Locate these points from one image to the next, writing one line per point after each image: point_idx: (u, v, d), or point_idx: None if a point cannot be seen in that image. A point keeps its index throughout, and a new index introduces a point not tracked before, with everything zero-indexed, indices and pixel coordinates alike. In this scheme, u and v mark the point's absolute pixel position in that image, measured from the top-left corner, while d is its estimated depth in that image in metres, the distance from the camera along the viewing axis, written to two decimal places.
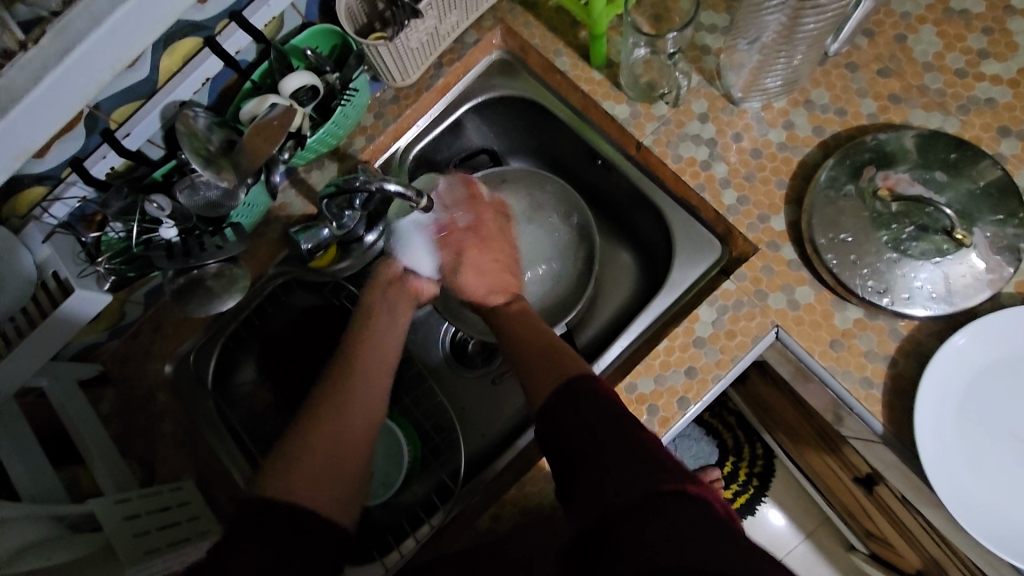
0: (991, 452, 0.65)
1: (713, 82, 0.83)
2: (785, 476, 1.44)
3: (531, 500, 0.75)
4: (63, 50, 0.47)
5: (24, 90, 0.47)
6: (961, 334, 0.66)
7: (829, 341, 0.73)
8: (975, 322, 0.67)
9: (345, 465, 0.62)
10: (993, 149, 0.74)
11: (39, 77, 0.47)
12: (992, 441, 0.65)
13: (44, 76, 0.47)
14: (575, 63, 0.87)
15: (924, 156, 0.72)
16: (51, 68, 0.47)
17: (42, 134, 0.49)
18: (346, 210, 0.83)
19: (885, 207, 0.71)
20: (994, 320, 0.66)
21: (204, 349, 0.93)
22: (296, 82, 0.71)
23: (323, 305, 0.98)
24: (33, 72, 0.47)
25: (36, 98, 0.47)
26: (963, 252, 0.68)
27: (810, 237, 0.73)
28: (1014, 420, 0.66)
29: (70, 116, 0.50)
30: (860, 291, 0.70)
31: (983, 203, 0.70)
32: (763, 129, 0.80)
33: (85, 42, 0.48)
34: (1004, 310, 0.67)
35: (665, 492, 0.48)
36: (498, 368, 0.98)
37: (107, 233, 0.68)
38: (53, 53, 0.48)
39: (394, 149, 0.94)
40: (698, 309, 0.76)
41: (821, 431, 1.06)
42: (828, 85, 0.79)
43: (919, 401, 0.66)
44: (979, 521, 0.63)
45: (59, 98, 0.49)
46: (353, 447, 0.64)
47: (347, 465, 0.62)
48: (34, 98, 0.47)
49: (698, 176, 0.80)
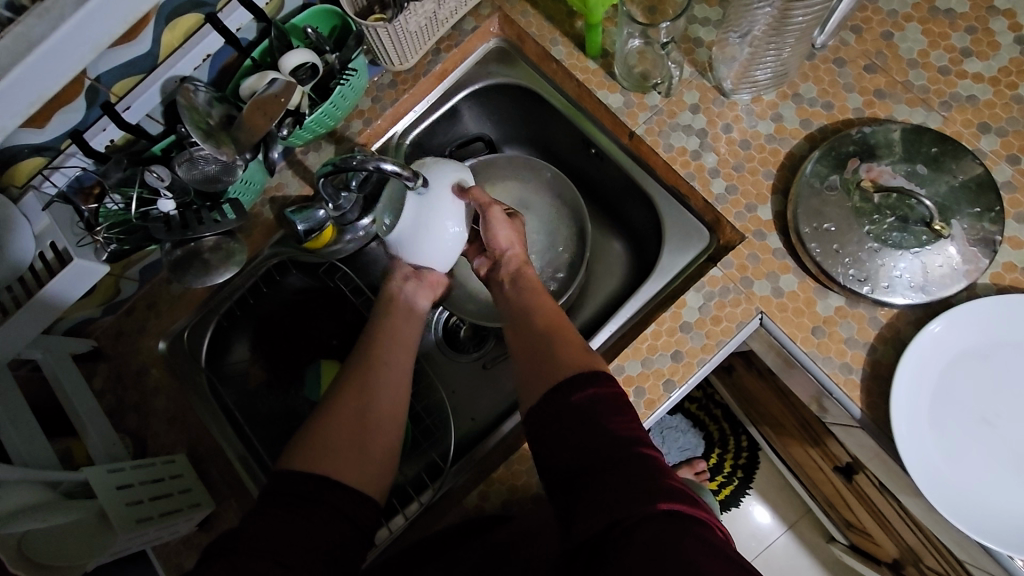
0: (965, 437, 0.67)
1: (705, 74, 0.84)
2: (769, 468, 1.46)
3: (520, 478, 0.77)
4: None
5: (43, 36, 0.48)
6: (937, 321, 0.69)
7: (811, 328, 0.75)
8: (952, 309, 0.69)
9: (342, 442, 0.64)
10: (974, 144, 0.76)
11: (58, 24, 0.48)
12: (966, 427, 0.67)
13: (61, 23, 0.48)
14: (570, 52, 0.89)
15: (907, 150, 0.74)
16: (68, 16, 0.48)
17: (56, 82, 0.50)
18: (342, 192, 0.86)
19: (868, 199, 0.73)
20: (969, 309, 0.69)
21: (199, 326, 0.94)
22: (296, 59, 0.72)
23: (317, 287, 0.99)
24: (52, 21, 0.48)
25: (54, 45, 0.48)
26: (941, 244, 0.70)
27: (795, 226, 0.75)
28: (987, 406, 0.68)
29: (81, 66, 0.51)
30: (842, 280, 0.72)
31: (962, 196, 0.72)
32: (753, 121, 0.82)
33: None
34: (979, 300, 0.69)
35: (667, 506, 0.49)
36: (489, 353, 1.00)
37: (106, 205, 0.69)
38: (70, 2, 0.49)
39: (390, 134, 0.95)
40: (685, 295, 0.78)
41: (804, 423, 1.08)
42: (816, 80, 0.81)
43: (895, 387, 0.68)
44: (950, 503, 0.65)
45: (74, 47, 0.50)
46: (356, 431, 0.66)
47: (374, 454, 0.65)
48: (50, 46, 0.48)
49: (689, 165, 0.82)
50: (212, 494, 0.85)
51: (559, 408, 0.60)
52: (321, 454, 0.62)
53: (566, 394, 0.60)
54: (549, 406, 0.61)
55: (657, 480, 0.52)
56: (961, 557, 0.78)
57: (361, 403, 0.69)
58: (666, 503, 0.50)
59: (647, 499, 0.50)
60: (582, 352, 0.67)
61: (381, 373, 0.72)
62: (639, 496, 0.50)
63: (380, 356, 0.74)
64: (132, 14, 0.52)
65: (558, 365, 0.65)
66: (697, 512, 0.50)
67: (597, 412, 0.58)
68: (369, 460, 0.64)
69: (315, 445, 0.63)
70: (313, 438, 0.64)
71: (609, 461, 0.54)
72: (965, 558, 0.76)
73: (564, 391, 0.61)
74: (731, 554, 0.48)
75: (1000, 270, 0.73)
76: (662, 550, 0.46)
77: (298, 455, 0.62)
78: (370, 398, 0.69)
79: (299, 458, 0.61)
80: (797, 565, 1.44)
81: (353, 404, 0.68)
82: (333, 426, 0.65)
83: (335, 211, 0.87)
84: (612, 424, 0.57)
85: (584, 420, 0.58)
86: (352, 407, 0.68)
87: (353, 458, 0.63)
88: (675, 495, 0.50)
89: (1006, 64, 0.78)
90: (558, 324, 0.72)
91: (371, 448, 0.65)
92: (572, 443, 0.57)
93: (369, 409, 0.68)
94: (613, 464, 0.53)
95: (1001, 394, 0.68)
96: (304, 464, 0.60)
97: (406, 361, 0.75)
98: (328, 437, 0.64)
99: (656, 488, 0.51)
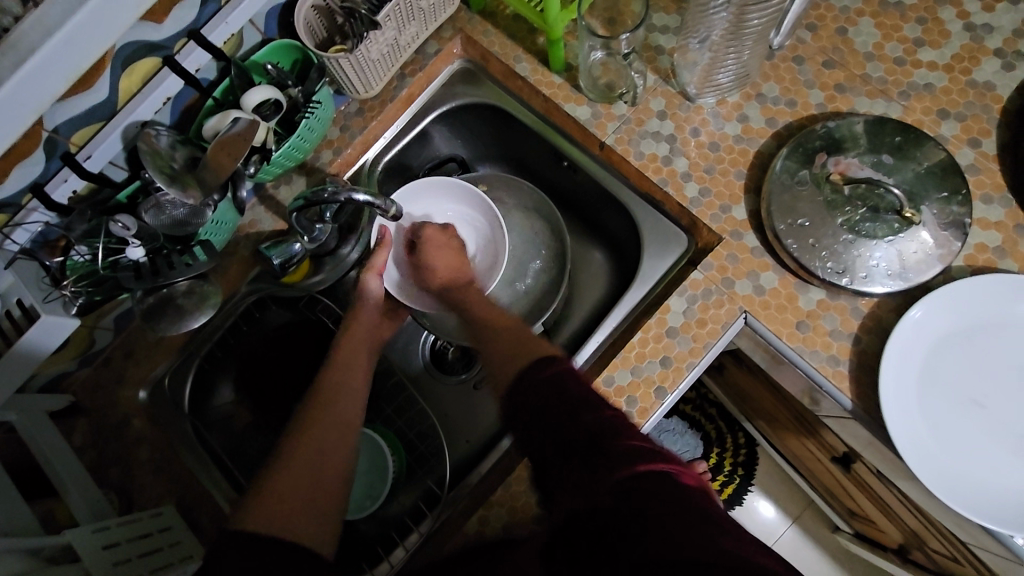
0: (955, 420, 0.67)
1: (669, 80, 0.85)
2: (769, 463, 1.46)
3: (519, 499, 0.76)
4: (19, 60, 0.48)
5: None
6: (917, 307, 0.69)
7: (796, 324, 0.75)
8: (929, 294, 0.70)
9: (301, 481, 0.59)
10: (935, 131, 0.78)
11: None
12: (956, 410, 0.68)
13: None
14: (535, 67, 0.90)
15: (872, 141, 0.76)
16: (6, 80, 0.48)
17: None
18: (317, 223, 0.84)
19: (838, 191, 0.73)
20: (946, 292, 0.69)
21: (179, 371, 0.90)
22: (259, 95, 0.71)
23: (297, 321, 0.97)
24: None
25: None
26: (915, 230, 0.71)
27: (770, 225, 0.75)
28: (974, 386, 0.69)
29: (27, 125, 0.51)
30: (821, 273, 0.72)
31: (930, 182, 0.73)
32: (720, 124, 0.83)
33: (41, 52, 0.49)
34: (955, 282, 0.70)
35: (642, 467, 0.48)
36: (478, 373, 0.98)
37: (72, 257, 0.67)
38: (8, 66, 0.48)
39: (362, 162, 0.95)
40: (669, 300, 0.78)
41: (800, 416, 1.08)
42: (778, 79, 0.82)
43: (882, 374, 0.68)
44: (950, 488, 0.65)
45: (15, 107, 0.49)
46: (317, 462, 0.62)
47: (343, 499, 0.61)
48: None
49: (661, 171, 0.83)
50: (201, 540, 0.82)
51: (526, 391, 0.58)
52: (288, 509, 0.57)
53: (533, 376, 0.59)
54: (525, 392, 0.58)
55: (631, 443, 0.51)
56: (963, 539, 0.78)
57: (320, 440, 0.64)
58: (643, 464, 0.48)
59: (615, 467, 0.49)
60: (529, 348, 0.66)
61: (333, 405, 0.68)
62: (609, 465, 0.49)
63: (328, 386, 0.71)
64: (73, 71, 0.52)
65: (533, 348, 0.65)
66: (668, 465, 0.49)
67: (563, 385, 0.57)
68: (319, 489, 0.60)
69: (283, 487, 0.58)
70: (279, 483, 0.59)
71: (581, 447, 0.52)
72: (968, 541, 0.76)
73: (535, 371, 0.60)
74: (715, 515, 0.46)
75: (973, 251, 0.74)
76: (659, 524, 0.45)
77: (260, 516, 0.55)
78: (336, 436, 0.65)
79: (268, 522, 0.55)
80: (804, 558, 1.44)
81: (311, 436, 0.64)
82: (304, 467, 0.61)
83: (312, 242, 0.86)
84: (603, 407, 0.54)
85: (552, 395, 0.56)
86: (317, 441, 0.64)
87: (303, 488, 0.59)
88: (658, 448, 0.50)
89: (958, 50, 0.80)
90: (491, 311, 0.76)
91: (318, 477, 0.61)
92: (540, 423, 0.55)
93: (334, 441, 0.65)
94: (592, 425, 0.52)
95: (987, 373, 0.69)
96: (259, 525, 0.54)
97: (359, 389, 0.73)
98: (294, 486, 0.59)
99: (628, 452, 0.50)
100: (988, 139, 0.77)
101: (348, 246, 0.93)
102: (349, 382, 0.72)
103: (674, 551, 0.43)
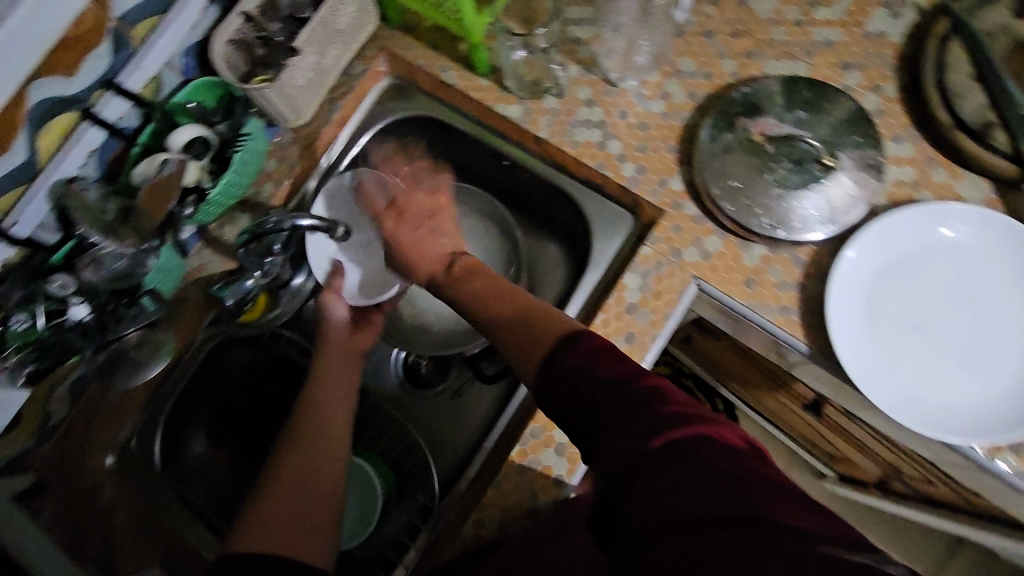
0: (901, 346, 0.72)
1: (591, 69, 0.88)
2: (749, 423, 1.51)
3: (510, 496, 0.76)
4: None
5: None
6: (851, 248, 0.73)
7: (744, 281, 0.78)
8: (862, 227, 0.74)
9: (293, 497, 0.59)
10: (841, 83, 0.83)
11: None
12: (900, 337, 0.72)
13: None
14: (461, 74, 0.91)
15: (786, 99, 0.80)
16: None
17: None
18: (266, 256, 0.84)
19: (763, 150, 0.78)
20: (875, 229, 0.74)
21: (146, 431, 0.87)
22: (187, 134, 0.72)
23: (261, 359, 0.95)
24: None
25: None
26: (837, 176, 0.76)
27: (706, 191, 0.79)
28: (914, 312, 0.73)
29: None
30: (759, 229, 0.76)
31: (843, 129, 0.78)
32: (645, 103, 0.86)
33: None
34: (881, 218, 0.74)
35: (664, 440, 0.45)
36: (454, 381, 0.99)
37: (11, 327, 0.64)
38: None
39: (304, 190, 0.94)
40: (624, 278, 0.80)
41: (771, 372, 1.12)
42: (692, 54, 0.86)
43: (830, 314, 0.72)
44: (906, 410, 0.69)
45: None
46: (308, 475, 0.62)
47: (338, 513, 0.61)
48: None
49: (597, 157, 0.85)
50: None
51: (551, 374, 0.56)
52: (288, 521, 0.57)
53: (558, 357, 0.56)
54: (547, 375, 0.56)
55: (656, 412, 0.47)
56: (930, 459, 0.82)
57: (315, 457, 0.64)
58: (667, 435, 0.46)
59: (644, 437, 0.46)
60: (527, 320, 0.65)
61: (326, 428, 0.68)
62: (638, 436, 0.46)
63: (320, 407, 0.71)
64: None
65: (545, 330, 0.62)
66: (701, 432, 0.46)
67: (588, 363, 0.54)
68: (312, 504, 0.60)
69: (282, 500, 0.59)
70: (272, 499, 0.59)
71: (600, 413, 0.50)
72: (934, 460, 0.80)
73: (557, 354, 0.56)
74: (756, 491, 0.42)
75: (893, 188, 0.78)
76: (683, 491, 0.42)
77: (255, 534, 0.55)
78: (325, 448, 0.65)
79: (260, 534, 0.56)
80: None
81: (303, 453, 0.64)
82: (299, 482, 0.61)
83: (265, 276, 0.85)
84: (607, 372, 0.52)
85: (575, 375, 0.53)
86: (307, 454, 0.64)
87: (300, 505, 0.59)
88: (691, 424, 0.46)
89: (849, 6, 0.86)
90: (491, 291, 0.73)
91: (311, 492, 0.61)
92: (569, 399, 0.53)
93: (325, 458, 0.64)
94: (610, 399, 0.50)
95: (923, 299, 0.73)
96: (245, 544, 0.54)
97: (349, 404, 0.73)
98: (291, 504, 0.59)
99: (655, 420, 0.47)
100: (889, 83, 0.82)
101: (301, 275, 0.93)
102: (330, 388, 0.73)
103: (698, 513, 0.41)
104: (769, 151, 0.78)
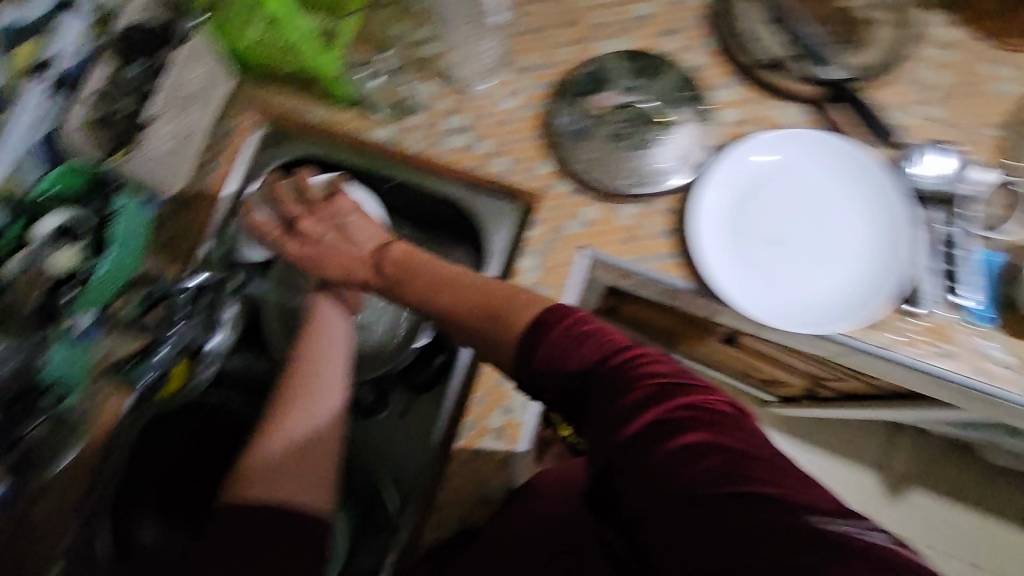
0: (765, 260, 0.82)
1: (446, 81, 0.94)
2: (690, 373, 1.61)
3: (459, 490, 0.80)
4: None
5: None
6: (703, 187, 0.82)
7: (620, 239, 0.85)
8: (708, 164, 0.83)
9: (290, 463, 0.68)
10: (665, 48, 0.93)
11: None
12: (763, 253, 0.82)
13: None
14: (327, 111, 0.95)
15: (620, 73, 0.89)
16: None
17: None
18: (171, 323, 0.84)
19: (612, 122, 0.89)
20: (718, 164, 0.83)
21: (87, 531, 0.84)
22: (55, 222, 0.69)
23: (196, 430, 0.96)
24: None
25: None
26: (676, 125, 0.87)
27: (573, 168, 0.87)
28: (770, 228, 0.83)
29: None
30: (626, 190, 0.85)
31: (671, 90, 0.89)
32: (501, 101, 0.93)
33: None
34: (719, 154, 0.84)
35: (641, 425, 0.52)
36: (397, 402, 1.00)
37: None
38: None
39: (201, 253, 0.95)
40: (519, 262, 0.86)
41: (676, 315, 1.22)
42: (532, 49, 0.94)
43: (699, 249, 0.80)
44: (780, 313, 0.78)
45: None
46: (299, 442, 0.70)
47: (333, 482, 0.70)
48: None
49: (469, 159, 0.91)
50: None
51: (528, 369, 0.60)
52: (281, 482, 0.67)
53: (528, 357, 0.60)
54: (530, 370, 0.60)
55: (631, 402, 0.53)
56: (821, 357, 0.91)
57: (310, 453, 0.70)
58: (644, 422, 0.52)
59: (619, 428, 0.52)
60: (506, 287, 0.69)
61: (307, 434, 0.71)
62: (612, 426, 0.53)
63: (304, 408, 0.73)
64: None
65: (509, 318, 0.64)
66: (682, 411, 0.51)
67: (567, 350, 0.58)
68: (314, 464, 0.69)
69: (280, 473, 0.67)
70: (266, 477, 0.66)
71: (582, 398, 0.57)
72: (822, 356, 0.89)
73: (527, 353, 0.60)
74: (738, 463, 0.48)
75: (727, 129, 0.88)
76: (661, 478, 0.49)
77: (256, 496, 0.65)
78: (304, 416, 0.72)
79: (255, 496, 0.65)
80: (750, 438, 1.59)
81: (305, 449, 0.70)
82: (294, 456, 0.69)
83: (179, 344, 0.85)
84: (587, 357, 0.57)
85: (555, 365, 0.58)
86: (297, 419, 0.72)
87: (305, 472, 0.68)
88: (675, 405, 0.52)
89: None
90: (458, 283, 0.72)
91: (311, 454, 0.70)
92: (552, 389, 0.59)
93: (316, 442, 0.71)
94: (590, 392, 0.56)
95: (772, 215, 0.84)
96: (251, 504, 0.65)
97: (334, 403, 0.74)
98: (290, 468, 0.68)
99: (630, 411, 0.53)
100: (707, 39, 0.92)
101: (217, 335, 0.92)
102: (307, 355, 0.78)
103: (676, 493, 0.48)
104: (613, 119, 0.89)
